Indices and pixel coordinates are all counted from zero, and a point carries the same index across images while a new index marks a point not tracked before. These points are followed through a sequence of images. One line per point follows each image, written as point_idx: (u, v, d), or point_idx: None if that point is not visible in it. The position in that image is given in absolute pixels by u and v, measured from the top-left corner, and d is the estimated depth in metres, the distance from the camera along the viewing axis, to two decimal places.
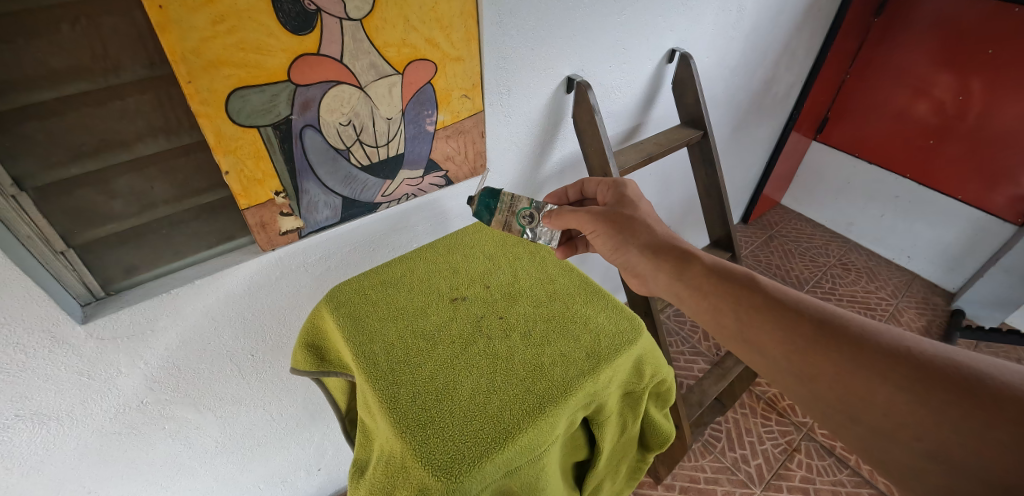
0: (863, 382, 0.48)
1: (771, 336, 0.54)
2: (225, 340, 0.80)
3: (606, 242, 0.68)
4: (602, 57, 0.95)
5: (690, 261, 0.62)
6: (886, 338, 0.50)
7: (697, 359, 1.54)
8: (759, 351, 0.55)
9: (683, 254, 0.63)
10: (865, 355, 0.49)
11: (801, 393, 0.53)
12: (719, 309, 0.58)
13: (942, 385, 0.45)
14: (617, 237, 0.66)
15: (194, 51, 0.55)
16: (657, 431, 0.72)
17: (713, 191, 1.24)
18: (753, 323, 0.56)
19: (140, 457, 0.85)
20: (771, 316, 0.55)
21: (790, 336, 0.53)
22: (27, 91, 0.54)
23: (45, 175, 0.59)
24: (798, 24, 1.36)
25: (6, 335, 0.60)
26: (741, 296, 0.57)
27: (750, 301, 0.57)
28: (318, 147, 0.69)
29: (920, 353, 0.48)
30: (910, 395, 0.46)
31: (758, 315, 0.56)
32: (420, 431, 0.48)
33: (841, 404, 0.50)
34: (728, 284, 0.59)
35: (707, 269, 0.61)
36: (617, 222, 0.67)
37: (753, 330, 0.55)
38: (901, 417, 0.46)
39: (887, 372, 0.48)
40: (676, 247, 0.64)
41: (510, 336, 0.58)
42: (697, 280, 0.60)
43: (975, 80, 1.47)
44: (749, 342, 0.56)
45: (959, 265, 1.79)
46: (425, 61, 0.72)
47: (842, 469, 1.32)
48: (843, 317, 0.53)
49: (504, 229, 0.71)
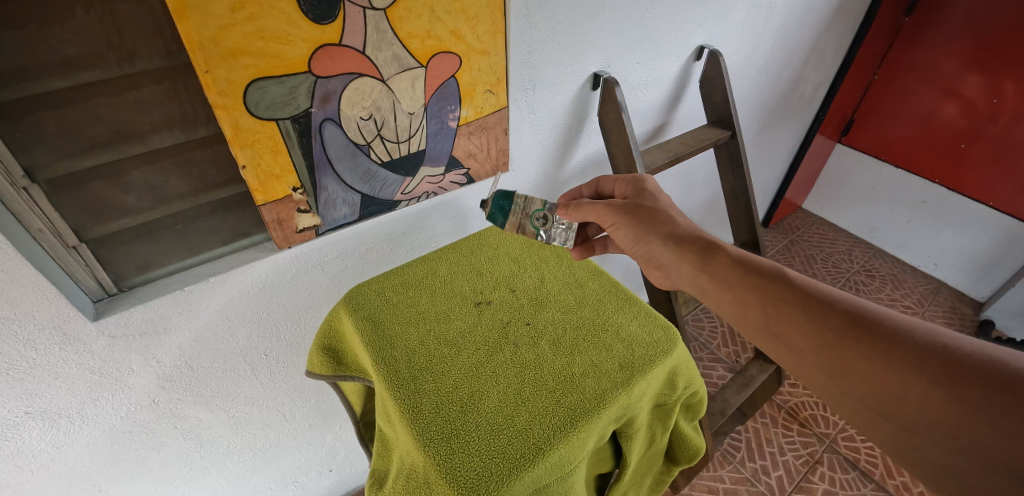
0: (895, 378, 0.45)
1: (800, 331, 0.50)
2: (239, 338, 0.78)
3: (624, 233, 0.64)
4: (630, 53, 0.92)
5: (715, 254, 0.58)
6: (919, 333, 0.46)
7: (716, 365, 1.51)
8: (787, 345, 0.51)
9: (705, 246, 0.59)
10: (898, 350, 0.45)
11: (829, 388, 0.49)
12: (745, 302, 0.54)
13: (981, 380, 0.42)
14: (639, 227, 0.62)
15: (213, 39, 0.52)
16: (687, 445, 0.68)
17: (740, 194, 1.18)
18: (782, 316, 0.52)
19: (151, 456, 0.84)
20: (800, 310, 0.51)
21: (821, 330, 0.49)
22: (39, 79, 0.52)
23: (58, 167, 0.57)
24: (829, 22, 1.31)
25: (16, 332, 0.58)
26: (768, 289, 0.53)
27: (779, 295, 0.53)
28: (338, 141, 0.67)
29: (955, 349, 0.44)
30: (945, 391, 0.42)
31: (786, 309, 0.52)
32: (445, 444, 0.44)
33: (873, 401, 0.46)
34: (755, 278, 0.55)
35: (733, 263, 0.56)
36: (637, 211, 0.63)
37: (781, 324, 0.51)
38: (936, 417, 0.43)
39: (922, 366, 0.44)
40: (700, 239, 0.60)
41: (538, 343, 0.54)
42: (722, 273, 0.56)
43: (1007, 81, 1.40)
44: (776, 335, 0.52)
45: (988, 274, 1.73)
46: (450, 53, 0.69)
47: (866, 484, 1.27)
48: (875, 311, 0.49)
49: (518, 233, 0.65)
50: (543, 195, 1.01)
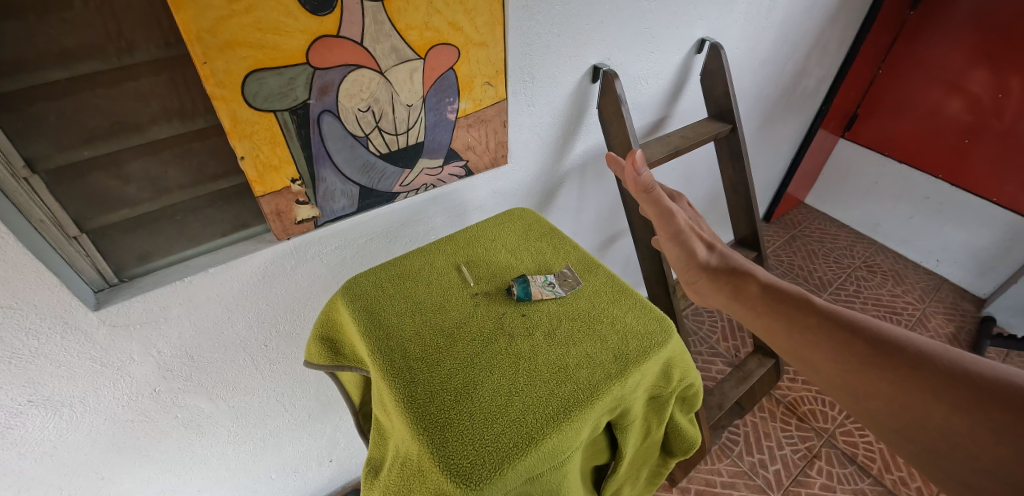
0: (919, 402, 0.45)
1: (824, 353, 0.51)
2: (238, 329, 0.79)
3: (677, 251, 0.67)
4: (630, 46, 0.91)
5: (747, 281, 0.61)
6: (943, 358, 0.46)
7: (715, 359, 1.51)
8: (811, 367, 0.52)
9: (738, 273, 0.63)
10: (919, 375, 0.45)
11: (854, 410, 0.50)
12: (771, 327, 0.56)
13: (1005, 406, 0.41)
14: (688, 248, 0.65)
15: (210, 31, 0.52)
16: (683, 437, 0.68)
17: (740, 188, 1.17)
18: (806, 341, 0.53)
19: (153, 444, 0.85)
20: (823, 335, 0.52)
21: (842, 353, 0.50)
22: (39, 70, 0.52)
23: (58, 158, 0.57)
24: (832, 16, 1.30)
25: (18, 321, 0.58)
26: (793, 315, 0.55)
27: (803, 321, 0.54)
28: (335, 133, 0.67)
29: (979, 374, 0.44)
30: (969, 415, 0.42)
31: (810, 334, 0.53)
32: (438, 433, 0.44)
33: (896, 422, 0.46)
34: (781, 304, 0.57)
35: (762, 290, 0.59)
36: (688, 232, 0.65)
37: (805, 348, 0.53)
38: (961, 441, 0.42)
39: (943, 390, 0.44)
40: (738, 266, 0.63)
41: (533, 334, 0.54)
42: (751, 300, 0.59)
43: (1012, 76, 1.39)
44: (800, 358, 0.54)
45: (991, 270, 1.72)
46: (448, 45, 0.69)
47: (864, 478, 1.27)
48: (898, 336, 0.49)
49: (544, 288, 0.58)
50: (543, 189, 1.01)
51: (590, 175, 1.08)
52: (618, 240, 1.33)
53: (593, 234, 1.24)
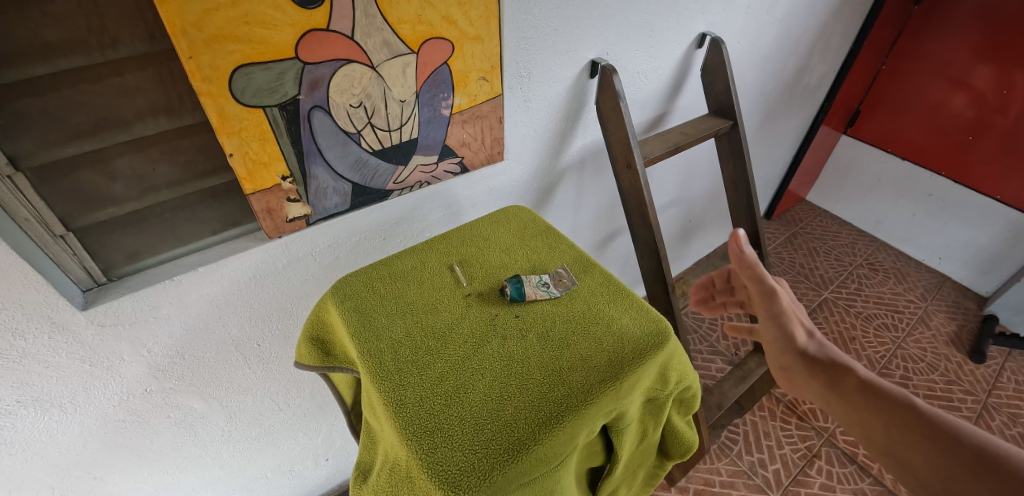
0: None
1: (927, 461, 0.51)
2: (230, 328, 0.78)
3: (773, 334, 0.66)
4: (629, 40, 0.89)
5: (844, 375, 0.60)
6: None
7: (714, 358, 1.50)
8: (912, 472, 0.52)
9: (835, 365, 0.62)
10: None
11: None
12: (869, 426, 0.56)
13: None
14: (785, 334, 0.65)
15: (196, 24, 0.51)
16: (680, 440, 0.67)
17: (741, 186, 1.15)
18: (908, 445, 0.52)
19: (145, 444, 0.84)
20: (927, 443, 0.51)
21: (947, 463, 0.49)
22: (20, 65, 0.51)
23: (42, 155, 0.56)
24: (836, 10, 1.28)
25: (3, 321, 0.57)
26: (894, 418, 0.54)
27: (906, 424, 0.53)
28: (327, 129, 0.65)
29: None
30: None
31: (912, 439, 0.52)
32: (427, 438, 0.43)
33: None
34: (881, 403, 0.56)
35: (860, 385, 0.59)
36: (789, 315, 0.65)
37: (907, 451, 0.52)
38: None
39: None
40: (834, 358, 0.63)
41: (526, 335, 0.53)
42: (849, 395, 0.59)
43: (1017, 73, 1.37)
44: (898, 460, 0.53)
45: (994, 268, 1.70)
46: (442, 39, 0.68)
47: (864, 478, 1.26)
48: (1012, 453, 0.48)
49: (541, 292, 0.57)
50: (540, 186, 1.00)
51: (588, 172, 1.07)
52: (617, 237, 1.31)
53: (592, 232, 1.23)
